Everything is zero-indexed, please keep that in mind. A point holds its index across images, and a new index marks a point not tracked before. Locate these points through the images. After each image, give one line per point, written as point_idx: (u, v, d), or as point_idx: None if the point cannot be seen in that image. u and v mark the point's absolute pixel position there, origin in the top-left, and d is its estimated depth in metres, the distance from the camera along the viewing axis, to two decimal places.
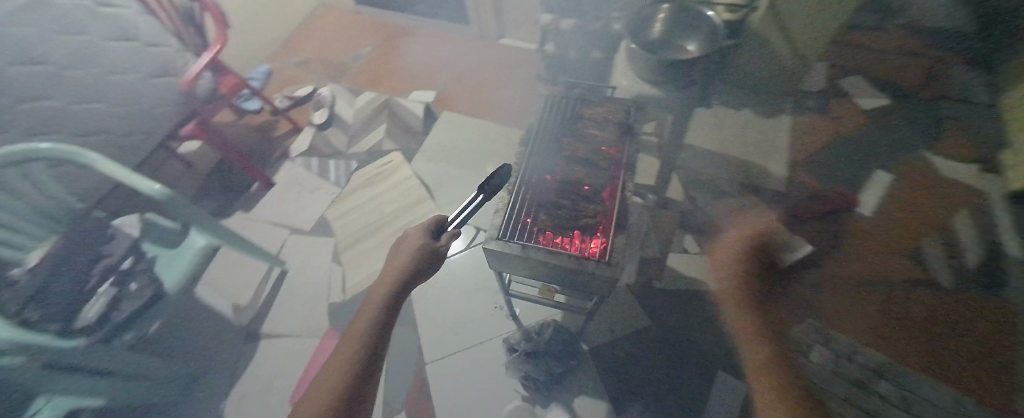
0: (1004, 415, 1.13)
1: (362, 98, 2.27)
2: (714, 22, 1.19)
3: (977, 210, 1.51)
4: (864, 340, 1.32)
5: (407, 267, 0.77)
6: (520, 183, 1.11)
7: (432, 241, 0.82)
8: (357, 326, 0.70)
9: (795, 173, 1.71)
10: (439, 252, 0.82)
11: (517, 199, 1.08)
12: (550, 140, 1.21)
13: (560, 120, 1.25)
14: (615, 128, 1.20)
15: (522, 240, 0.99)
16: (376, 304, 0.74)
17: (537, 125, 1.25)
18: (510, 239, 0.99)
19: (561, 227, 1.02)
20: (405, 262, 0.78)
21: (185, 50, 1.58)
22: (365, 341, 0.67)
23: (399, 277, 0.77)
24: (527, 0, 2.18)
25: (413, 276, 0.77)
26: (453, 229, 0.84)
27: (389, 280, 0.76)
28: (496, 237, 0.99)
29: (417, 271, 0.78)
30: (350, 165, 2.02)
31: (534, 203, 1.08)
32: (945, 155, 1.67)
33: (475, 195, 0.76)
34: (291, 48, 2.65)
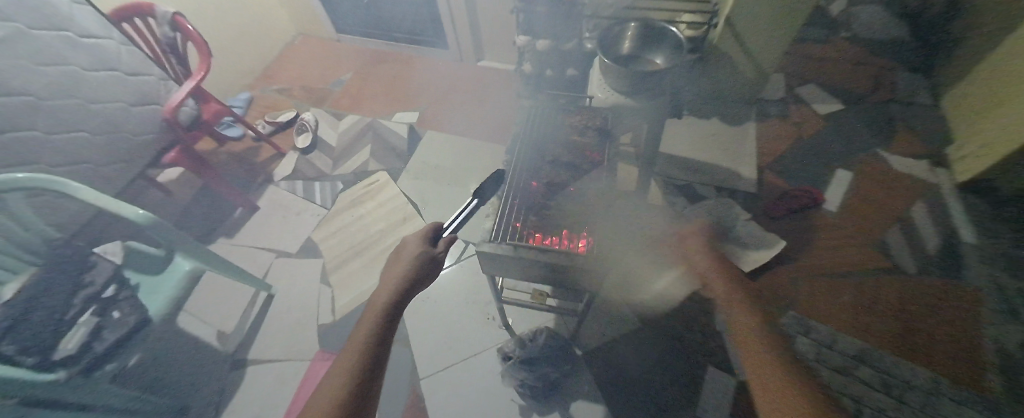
0: (975, 390, 1.21)
1: (346, 121, 2.30)
2: (678, 36, 1.28)
3: (933, 200, 1.65)
4: (842, 327, 1.37)
5: (408, 273, 0.77)
6: (510, 190, 1.14)
7: (429, 248, 0.82)
8: (364, 329, 0.70)
9: (763, 174, 1.82)
10: (437, 258, 0.82)
11: (507, 204, 1.11)
12: (533, 147, 1.27)
13: (541, 130, 1.31)
14: (595, 133, 1.27)
15: (513, 241, 1.02)
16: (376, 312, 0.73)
17: (519, 135, 1.30)
18: (501, 241, 1.01)
19: (550, 228, 1.05)
20: (405, 269, 0.77)
21: (168, 79, 1.66)
22: (368, 345, 0.67)
23: (402, 284, 0.76)
24: (504, 26, 2.30)
25: (416, 282, 0.77)
26: (449, 236, 0.85)
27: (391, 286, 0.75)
28: (488, 239, 1.01)
29: (419, 279, 0.78)
30: (336, 186, 2.03)
31: (522, 205, 1.12)
32: (894, 152, 1.83)
33: (469, 201, 0.85)
34: (271, 76, 2.68)
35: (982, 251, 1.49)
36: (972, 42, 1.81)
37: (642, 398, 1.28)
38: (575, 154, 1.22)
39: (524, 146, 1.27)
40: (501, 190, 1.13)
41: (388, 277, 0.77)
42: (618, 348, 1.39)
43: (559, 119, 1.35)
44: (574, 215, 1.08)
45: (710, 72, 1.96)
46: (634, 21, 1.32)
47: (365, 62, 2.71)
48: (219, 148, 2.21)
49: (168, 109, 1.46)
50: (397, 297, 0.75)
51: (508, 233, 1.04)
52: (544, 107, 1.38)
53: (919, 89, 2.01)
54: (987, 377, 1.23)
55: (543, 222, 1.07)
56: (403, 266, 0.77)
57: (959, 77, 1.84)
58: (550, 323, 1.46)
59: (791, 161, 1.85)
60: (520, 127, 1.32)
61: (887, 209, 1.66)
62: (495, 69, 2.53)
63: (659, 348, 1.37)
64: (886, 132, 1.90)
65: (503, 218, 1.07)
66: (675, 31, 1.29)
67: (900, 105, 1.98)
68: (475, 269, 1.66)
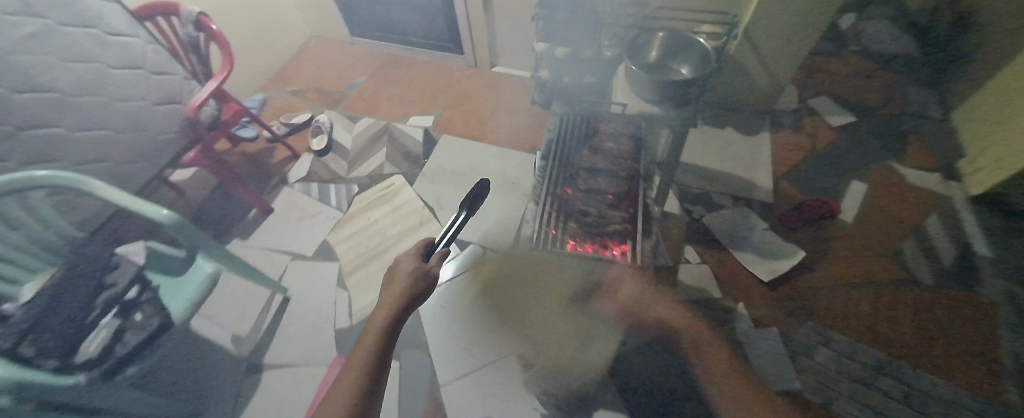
0: (993, 402, 1.24)
1: (361, 125, 2.33)
2: (706, 47, 1.26)
3: (945, 213, 1.68)
4: (862, 338, 1.39)
5: (403, 291, 0.85)
6: (548, 197, 1.19)
7: (423, 264, 0.92)
8: (372, 334, 0.79)
9: (779, 184, 1.84)
10: (431, 271, 0.91)
11: (547, 213, 1.15)
12: (570, 154, 1.29)
13: (573, 141, 1.33)
14: (629, 141, 1.31)
15: (554, 249, 1.07)
16: (379, 324, 0.80)
17: (555, 145, 1.32)
18: (541, 250, 1.07)
19: (588, 236, 1.10)
20: (402, 290, 0.84)
21: (191, 79, 1.60)
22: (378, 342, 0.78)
23: (400, 302, 0.83)
24: (523, 33, 2.32)
25: (412, 298, 0.85)
26: (441, 250, 0.96)
27: (390, 303, 0.82)
28: (530, 247, 1.08)
29: (415, 294, 0.86)
30: (352, 189, 2.02)
31: (563, 214, 1.15)
32: (908, 165, 1.85)
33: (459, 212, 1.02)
34: (284, 78, 2.68)
35: (997, 261, 1.52)
36: (980, 59, 1.86)
37: (666, 409, 1.28)
38: (609, 166, 1.23)
39: (559, 156, 1.28)
40: (541, 197, 1.18)
41: (386, 294, 0.85)
42: (641, 357, 1.38)
43: (588, 128, 1.37)
44: (616, 222, 1.11)
45: (725, 84, 1.98)
46: (662, 31, 1.32)
47: (380, 66, 2.71)
48: (232, 149, 2.20)
49: (190, 108, 1.45)
50: (395, 314, 0.82)
51: (546, 241, 1.08)
52: (575, 117, 1.40)
53: (929, 103, 2.05)
54: (1005, 389, 1.26)
55: (583, 230, 1.11)
56: (402, 285, 0.84)
57: (968, 93, 1.88)
58: (571, 330, 1.46)
59: (805, 171, 1.87)
60: (552, 137, 1.33)
61: (900, 219, 1.68)
62: (511, 74, 2.54)
63: (681, 357, 1.37)
64: (898, 146, 1.92)
65: (542, 228, 1.12)
66: (702, 40, 1.27)
67: (913, 119, 2.02)
68: (497, 274, 1.67)
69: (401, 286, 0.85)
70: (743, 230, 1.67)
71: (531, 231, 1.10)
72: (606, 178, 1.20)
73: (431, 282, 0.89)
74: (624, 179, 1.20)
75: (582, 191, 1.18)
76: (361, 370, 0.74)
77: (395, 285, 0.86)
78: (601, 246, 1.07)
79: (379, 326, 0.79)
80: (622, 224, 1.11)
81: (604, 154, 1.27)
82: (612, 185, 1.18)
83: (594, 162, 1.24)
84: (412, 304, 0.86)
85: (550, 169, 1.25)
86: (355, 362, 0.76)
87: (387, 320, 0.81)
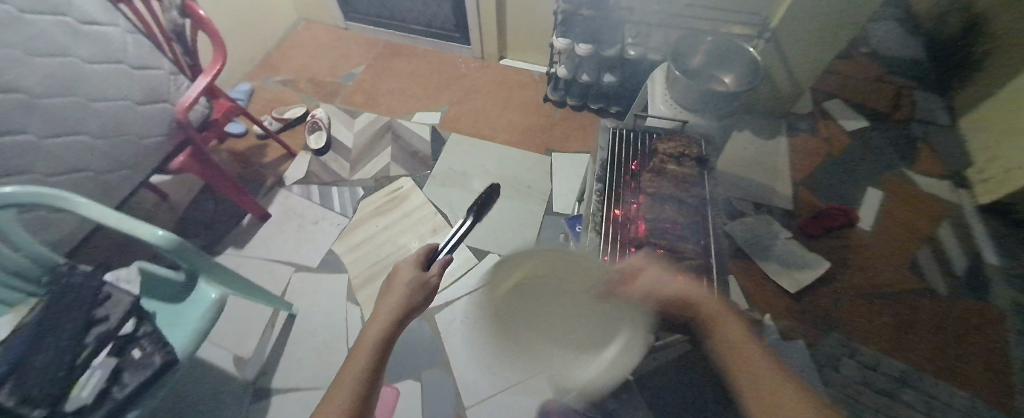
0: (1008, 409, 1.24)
1: (361, 121, 2.17)
2: (755, 57, 1.20)
3: (958, 219, 1.66)
4: (882, 349, 1.41)
5: (401, 302, 0.82)
6: (608, 226, 1.04)
7: (423, 272, 0.90)
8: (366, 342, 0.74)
9: (797, 190, 1.82)
10: (430, 281, 0.88)
11: (609, 244, 1.01)
12: (628, 176, 1.13)
13: (635, 161, 1.16)
14: (692, 161, 1.12)
15: None
16: (375, 333, 0.77)
17: (610, 164, 1.15)
18: None
19: (662, 272, 0.95)
20: (399, 298, 0.82)
21: (176, 73, 1.45)
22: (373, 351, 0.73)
23: (396, 313, 0.81)
24: (535, 25, 2.19)
25: (407, 310, 0.81)
26: (443, 258, 0.94)
27: (389, 308, 0.80)
28: None
29: (411, 306, 0.83)
30: (356, 192, 1.89)
31: (625, 243, 1.01)
32: (921, 172, 1.85)
33: (463, 220, 1.03)
34: (272, 66, 2.45)
35: None
36: None
37: None
38: (676, 186, 1.07)
39: (618, 180, 1.12)
40: (599, 223, 1.03)
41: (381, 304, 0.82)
42: (670, 372, 1.35)
43: (647, 145, 1.20)
44: (689, 258, 0.96)
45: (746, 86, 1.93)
46: (711, 35, 1.26)
47: (378, 55, 2.53)
48: (218, 146, 2.01)
49: (179, 108, 1.34)
50: (392, 324, 0.79)
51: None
52: (630, 132, 1.23)
53: None
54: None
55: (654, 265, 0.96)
56: (401, 291, 0.83)
57: None
58: None
59: (822, 177, 1.85)
60: (607, 156, 1.16)
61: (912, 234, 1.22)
62: (520, 69, 2.42)
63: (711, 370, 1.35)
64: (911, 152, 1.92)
65: (605, 263, 0.97)
66: (752, 50, 1.20)
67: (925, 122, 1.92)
68: None
69: (399, 297, 0.82)
70: (767, 239, 1.65)
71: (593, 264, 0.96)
72: (676, 205, 1.05)
73: (430, 291, 0.88)
74: (692, 204, 1.05)
75: (648, 218, 1.03)
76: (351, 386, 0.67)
77: (393, 295, 0.83)
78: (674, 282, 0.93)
79: (372, 335, 0.76)
80: (698, 258, 0.96)
81: (668, 177, 1.09)
82: (684, 214, 1.03)
83: (659, 182, 1.08)
84: (410, 314, 0.83)
85: (611, 194, 1.09)
86: (343, 385, 0.68)
87: (382, 333, 0.77)
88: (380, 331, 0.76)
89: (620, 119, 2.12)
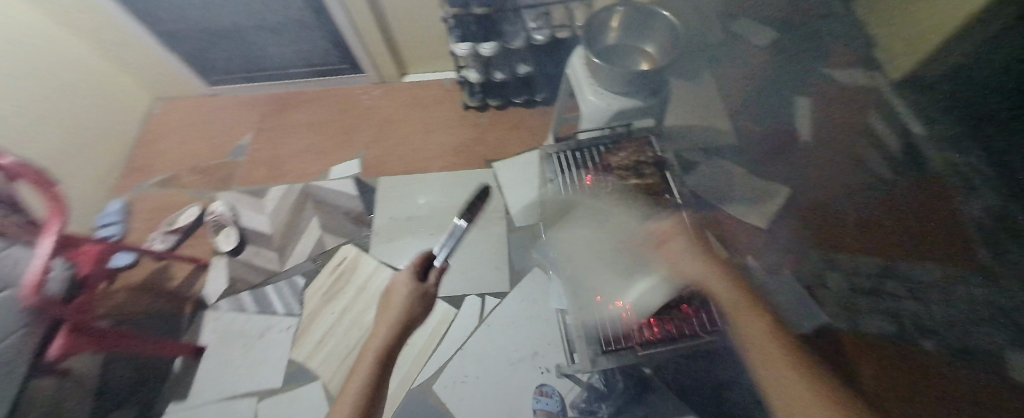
0: (972, 268, 1.34)
1: (272, 199, 1.86)
2: (673, 21, 1.11)
3: (880, 103, 1.72)
4: (861, 251, 1.41)
5: (401, 314, 0.85)
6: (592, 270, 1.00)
7: (423, 283, 0.90)
8: (365, 363, 0.80)
9: (736, 121, 1.76)
10: (430, 293, 0.90)
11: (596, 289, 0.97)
12: (592, 206, 1.09)
13: (592, 179, 1.09)
14: (649, 165, 1.08)
15: (629, 341, 0.88)
16: (372, 347, 0.82)
17: (570, 199, 1.10)
18: (617, 347, 0.87)
19: (663, 309, 0.90)
20: (397, 312, 0.85)
21: (10, 243, 1.12)
22: (371, 370, 0.79)
23: (395, 327, 0.84)
24: (427, 33, 1.96)
25: (406, 323, 0.85)
26: (440, 266, 0.91)
27: (393, 316, 0.86)
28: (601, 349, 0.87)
29: (411, 319, 0.85)
30: (296, 282, 1.64)
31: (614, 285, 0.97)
32: (839, 64, 1.85)
33: (458, 221, 0.91)
34: (142, 167, 2.03)
35: None
36: None
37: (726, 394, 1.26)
38: (646, 201, 1.02)
39: (585, 215, 1.08)
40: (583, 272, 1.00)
41: (385, 315, 0.87)
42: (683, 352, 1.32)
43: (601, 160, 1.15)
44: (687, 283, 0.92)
45: None
46: (622, 5, 1.14)
47: (266, 114, 2.18)
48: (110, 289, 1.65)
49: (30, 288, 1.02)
50: (392, 340, 0.83)
51: (616, 335, 0.89)
52: (574, 151, 1.16)
53: None
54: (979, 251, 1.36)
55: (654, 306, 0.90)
56: (399, 303, 0.86)
57: None
58: None
59: (762, 95, 1.81)
60: (562, 189, 1.11)
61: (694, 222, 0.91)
62: (427, 81, 2.20)
63: None
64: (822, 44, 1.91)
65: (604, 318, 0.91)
66: (666, 14, 1.11)
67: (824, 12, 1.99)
68: (509, 318, 1.47)
69: (399, 310, 0.85)
70: (727, 181, 1.60)
71: (591, 327, 0.90)
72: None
73: (431, 301, 0.90)
74: (668, 218, 1.01)
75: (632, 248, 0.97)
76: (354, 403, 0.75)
77: (394, 309, 0.87)
78: (681, 319, 0.89)
79: (371, 356, 0.81)
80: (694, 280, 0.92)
81: (634, 194, 1.04)
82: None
83: (627, 203, 1.03)
84: (408, 330, 0.85)
85: None
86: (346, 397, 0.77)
87: (380, 350, 0.82)
88: (382, 342, 0.82)
89: (548, 105, 2.00)
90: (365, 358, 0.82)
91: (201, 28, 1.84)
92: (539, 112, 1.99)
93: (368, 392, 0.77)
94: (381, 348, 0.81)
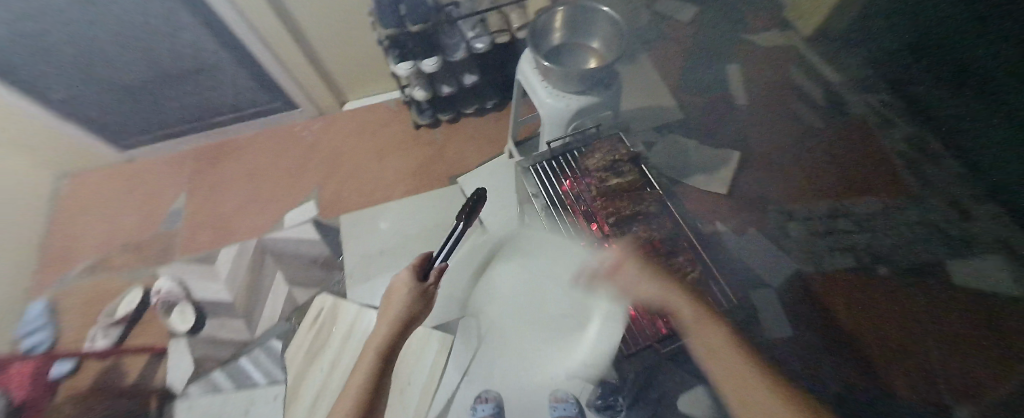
0: (901, 193, 1.52)
1: (225, 262, 1.70)
2: (613, 15, 1.12)
3: (799, 61, 1.89)
4: (809, 198, 1.55)
5: (400, 313, 0.85)
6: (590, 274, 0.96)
7: (421, 282, 0.90)
8: (369, 355, 0.81)
9: (679, 96, 1.85)
10: (429, 291, 0.90)
11: None
12: (578, 211, 1.06)
13: (569, 184, 1.11)
14: (626, 163, 1.06)
15: None
16: (375, 342, 0.82)
17: (554, 209, 1.06)
18: None
19: None
20: (395, 311, 0.85)
21: None
22: (373, 362, 0.79)
23: (395, 324, 0.84)
24: (362, 57, 1.88)
25: (407, 321, 0.84)
26: (440, 265, 0.92)
27: (392, 315, 0.85)
28: None
29: (411, 317, 0.85)
30: (273, 346, 1.52)
31: None
32: (756, 30, 2.00)
33: (457, 223, 0.93)
34: (63, 256, 1.76)
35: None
36: None
37: None
38: (630, 197, 1.02)
39: (572, 221, 1.05)
40: None
41: (386, 312, 0.87)
42: None
43: (575, 165, 1.13)
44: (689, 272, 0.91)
45: None
46: (561, 5, 1.14)
47: (197, 170, 1.98)
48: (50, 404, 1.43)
49: None
50: (393, 335, 0.82)
51: None
52: (547, 160, 1.14)
53: None
54: (905, 178, 1.54)
55: None
56: (398, 302, 0.86)
57: None
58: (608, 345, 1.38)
59: (694, 68, 1.91)
60: (545, 201, 1.07)
61: None
62: (370, 105, 2.11)
63: None
64: (737, 14, 2.05)
65: None
66: (605, 9, 1.13)
67: None
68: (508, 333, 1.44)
69: (398, 308, 0.85)
70: (684, 155, 1.67)
71: None
72: (644, 222, 0.99)
73: (430, 300, 0.89)
74: (656, 211, 1.00)
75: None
76: (358, 390, 0.76)
77: (395, 305, 0.86)
78: None
79: (373, 350, 0.81)
80: (693, 268, 0.92)
81: (617, 193, 1.03)
82: (656, 227, 0.98)
83: (614, 203, 1.01)
84: (409, 327, 0.85)
85: None
86: (350, 390, 0.78)
87: (381, 346, 0.81)
88: (383, 338, 0.82)
89: (500, 110, 1.99)
90: (367, 357, 0.81)
91: (100, 89, 1.62)
92: (492, 120, 1.98)
93: (373, 381, 0.78)
94: (382, 342, 0.80)
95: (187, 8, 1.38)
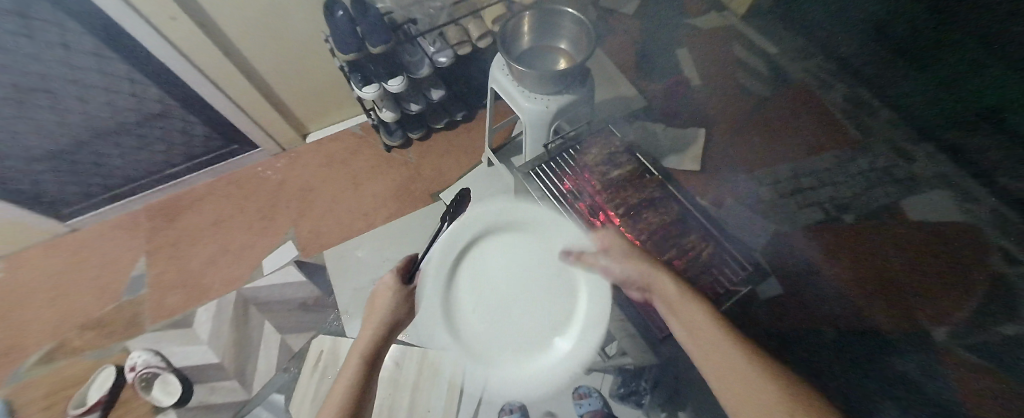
0: (847, 145, 1.71)
1: (206, 322, 1.58)
2: (577, 15, 1.14)
3: (739, 39, 2.04)
4: (771, 163, 1.70)
5: (387, 316, 0.76)
6: None
7: (409, 284, 0.82)
8: (347, 359, 0.69)
9: (638, 85, 1.94)
10: (416, 295, 0.81)
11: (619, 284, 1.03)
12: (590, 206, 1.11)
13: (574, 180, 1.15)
14: (621, 154, 1.15)
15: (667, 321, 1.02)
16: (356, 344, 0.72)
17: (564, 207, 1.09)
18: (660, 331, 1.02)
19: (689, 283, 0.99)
20: (381, 315, 0.75)
21: None
22: (352, 366, 0.68)
23: (382, 328, 0.75)
24: (321, 87, 1.82)
25: (394, 326, 0.76)
26: (428, 268, 0.85)
27: (377, 317, 0.75)
28: (645, 335, 1.02)
29: (397, 322, 0.76)
30: (276, 401, 1.43)
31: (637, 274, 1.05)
32: (696, 14, 2.13)
33: (440, 226, 0.93)
34: (9, 350, 1.57)
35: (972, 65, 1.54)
36: None
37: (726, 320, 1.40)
38: (633, 186, 1.11)
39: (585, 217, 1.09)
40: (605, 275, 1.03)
41: (369, 315, 0.77)
42: None
43: (575, 162, 1.18)
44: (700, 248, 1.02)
45: None
46: (528, 9, 1.16)
47: (154, 230, 1.83)
48: None
49: None
50: (379, 340, 0.73)
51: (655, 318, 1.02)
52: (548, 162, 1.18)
53: None
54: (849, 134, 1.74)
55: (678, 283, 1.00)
56: (384, 301, 0.77)
57: None
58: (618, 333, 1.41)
59: (648, 57, 2.01)
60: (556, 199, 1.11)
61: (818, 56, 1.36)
62: (335, 134, 2.04)
63: None
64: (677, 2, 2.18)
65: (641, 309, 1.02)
66: (570, 10, 1.15)
67: None
68: None
69: (385, 311, 0.76)
70: (653, 139, 1.76)
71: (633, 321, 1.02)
72: (651, 208, 1.09)
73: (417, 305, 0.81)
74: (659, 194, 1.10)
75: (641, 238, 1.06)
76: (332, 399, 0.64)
77: (379, 310, 0.77)
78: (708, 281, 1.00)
79: (353, 354, 0.70)
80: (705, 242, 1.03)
81: (620, 184, 1.12)
82: (664, 210, 1.08)
83: (621, 194, 1.11)
84: (396, 332, 0.77)
85: None
86: (324, 402, 0.65)
87: (365, 349, 0.71)
88: (365, 345, 0.71)
89: (470, 121, 2.00)
90: (344, 361, 0.70)
91: (29, 158, 1.46)
92: (465, 131, 1.98)
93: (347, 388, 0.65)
94: (366, 346, 0.70)
95: (123, 60, 1.27)
